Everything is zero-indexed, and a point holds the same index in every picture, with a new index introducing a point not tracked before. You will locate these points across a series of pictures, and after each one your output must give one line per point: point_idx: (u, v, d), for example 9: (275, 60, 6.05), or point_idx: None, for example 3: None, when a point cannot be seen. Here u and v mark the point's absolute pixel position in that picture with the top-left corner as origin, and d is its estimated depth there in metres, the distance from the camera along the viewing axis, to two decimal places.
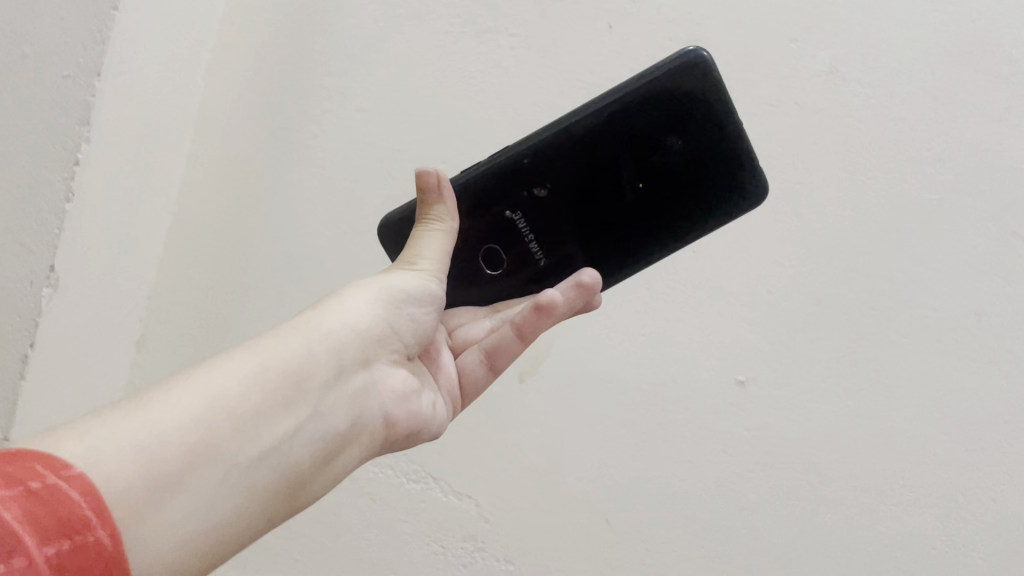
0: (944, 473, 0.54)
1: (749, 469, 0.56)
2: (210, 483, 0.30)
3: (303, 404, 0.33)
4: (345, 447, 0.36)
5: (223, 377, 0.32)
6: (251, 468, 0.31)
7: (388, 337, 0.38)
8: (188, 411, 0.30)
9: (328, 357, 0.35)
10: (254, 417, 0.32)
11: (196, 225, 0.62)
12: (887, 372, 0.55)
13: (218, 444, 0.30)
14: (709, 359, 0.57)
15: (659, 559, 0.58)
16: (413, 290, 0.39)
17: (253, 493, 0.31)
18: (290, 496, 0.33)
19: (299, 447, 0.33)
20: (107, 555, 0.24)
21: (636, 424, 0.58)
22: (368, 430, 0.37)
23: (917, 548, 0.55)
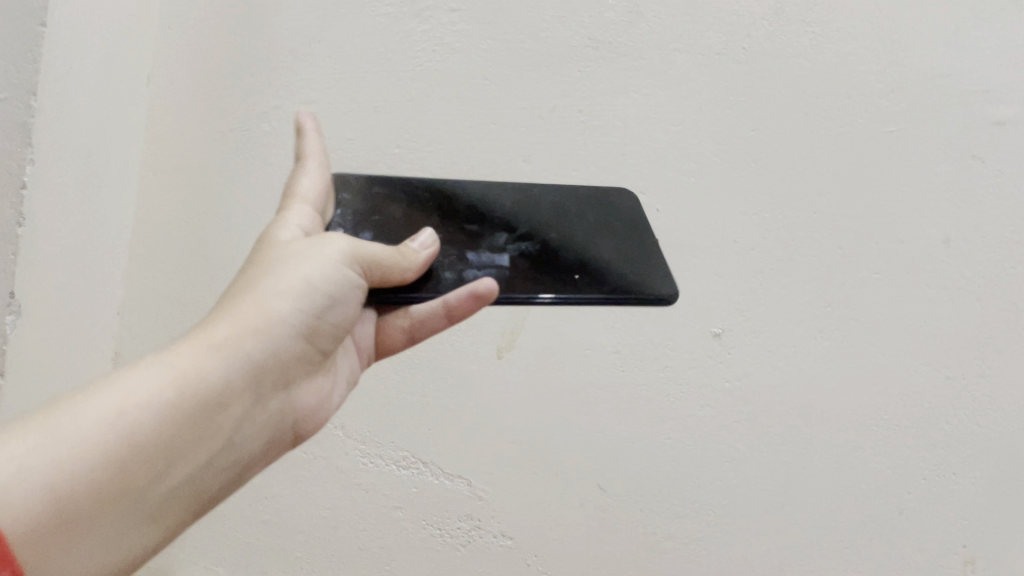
0: (926, 403, 0.54)
1: (734, 419, 0.56)
2: (117, 523, 0.27)
3: (212, 428, 0.30)
4: (247, 468, 0.34)
5: (148, 400, 0.28)
6: (158, 502, 0.29)
7: (311, 346, 0.35)
8: (108, 444, 0.26)
9: (253, 378, 0.32)
10: (174, 454, 0.29)
11: (155, 233, 0.61)
12: (859, 310, 0.55)
13: (125, 478, 0.27)
14: (683, 315, 0.57)
15: (654, 518, 0.58)
16: (331, 289, 0.34)
17: (154, 516, 0.29)
18: (191, 507, 0.31)
19: (213, 474, 0.31)
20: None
21: (617, 387, 0.58)
22: (273, 444, 0.35)
23: (907, 480, 0.55)
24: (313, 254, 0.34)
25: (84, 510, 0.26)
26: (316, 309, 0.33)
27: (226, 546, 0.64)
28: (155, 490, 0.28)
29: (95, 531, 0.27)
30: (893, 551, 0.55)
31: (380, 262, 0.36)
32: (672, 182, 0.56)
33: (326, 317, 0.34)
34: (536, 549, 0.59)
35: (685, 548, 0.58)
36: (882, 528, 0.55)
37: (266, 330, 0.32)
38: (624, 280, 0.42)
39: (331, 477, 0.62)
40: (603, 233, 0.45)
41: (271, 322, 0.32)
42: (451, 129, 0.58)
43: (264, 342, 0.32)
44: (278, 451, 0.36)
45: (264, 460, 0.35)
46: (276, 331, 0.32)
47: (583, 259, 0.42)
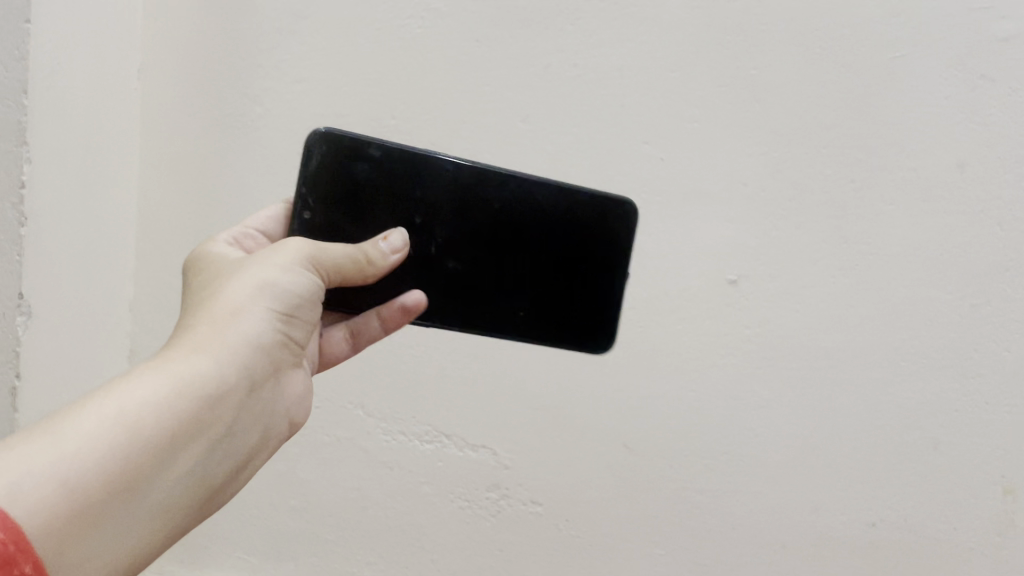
0: (953, 333, 0.53)
1: (757, 365, 0.55)
2: (134, 516, 0.27)
3: (214, 424, 0.30)
4: (245, 465, 0.33)
5: (145, 397, 0.27)
6: (169, 495, 0.28)
7: (293, 341, 0.35)
8: (115, 438, 0.26)
9: (245, 373, 0.31)
10: (179, 447, 0.28)
11: (160, 226, 0.61)
12: (878, 243, 0.53)
13: (139, 476, 0.27)
14: (697, 264, 0.55)
15: (684, 472, 0.57)
16: (303, 285, 0.34)
17: (168, 513, 0.28)
18: (201, 505, 0.31)
19: (218, 468, 0.31)
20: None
21: (636, 343, 0.57)
22: (267, 441, 0.35)
23: (940, 413, 0.54)
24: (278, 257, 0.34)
25: (103, 508, 0.26)
26: (288, 302, 0.33)
27: (260, 534, 0.64)
28: (165, 485, 0.28)
29: (112, 524, 0.26)
30: (933, 487, 0.54)
31: (339, 267, 0.35)
32: (674, 129, 0.55)
33: (302, 311, 0.34)
34: (566, 513, 0.59)
35: (718, 501, 0.57)
36: (917, 464, 0.54)
37: (245, 326, 0.32)
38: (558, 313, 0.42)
39: (354, 458, 0.61)
40: (576, 241, 0.42)
41: (246, 319, 0.32)
42: (447, 96, 0.57)
43: (247, 337, 0.32)
44: (272, 447, 0.36)
45: (261, 457, 0.35)
46: (255, 325, 0.32)
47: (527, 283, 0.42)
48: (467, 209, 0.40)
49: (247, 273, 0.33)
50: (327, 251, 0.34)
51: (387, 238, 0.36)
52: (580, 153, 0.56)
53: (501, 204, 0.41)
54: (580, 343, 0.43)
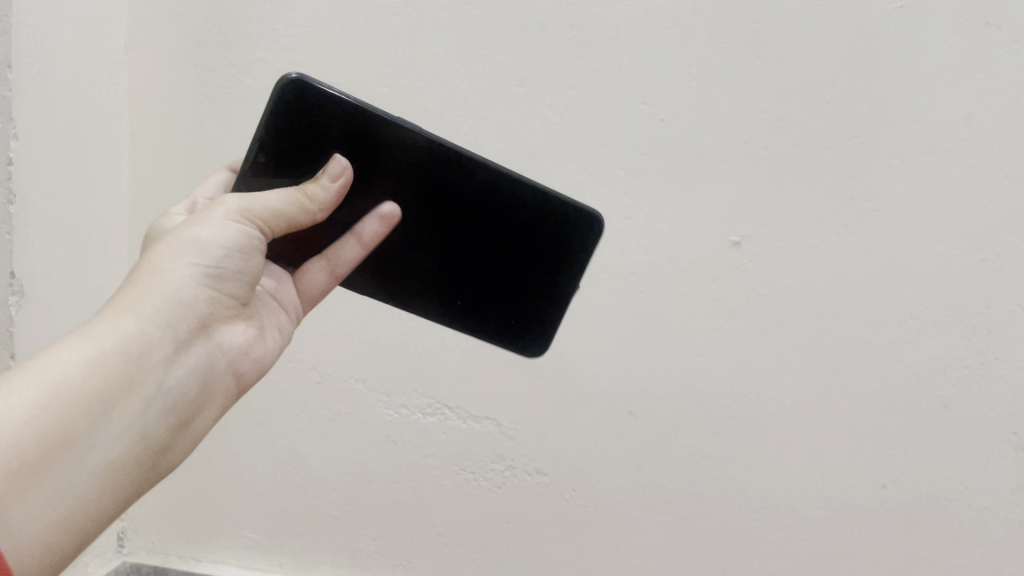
0: (961, 289, 0.52)
1: (763, 328, 0.54)
2: (64, 480, 0.28)
3: (144, 384, 0.31)
4: (190, 420, 0.34)
5: (58, 371, 0.28)
6: (104, 456, 0.29)
7: (226, 296, 0.35)
8: (23, 418, 0.27)
9: (171, 330, 0.32)
10: (103, 409, 0.29)
11: (151, 203, 0.61)
12: (885, 200, 0.52)
13: (64, 441, 0.28)
14: (700, 226, 0.54)
15: (691, 439, 0.56)
16: (234, 242, 0.34)
17: (108, 476, 0.29)
18: (148, 464, 0.32)
19: (159, 427, 0.32)
20: None
21: (638, 309, 0.56)
22: (212, 396, 0.36)
23: (949, 371, 0.53)
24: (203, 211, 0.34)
25: (32, 473, 0.27)
26: (216, 256, 0.33)
27: (265, 512, 0.63)
28: (89, 455, 0.28)
29: (41, 492, 0.27)
30: (944, 446, 0.53)
31: (279, 214, 0.34)
32: (672, 88, 0.54)
33: (233, 263, 0.34)
34: (573, 482, 0.58)
35: (725, 466, 0.56)
36: (927, 423, 0.53)
37: (166, 284, 0.32)
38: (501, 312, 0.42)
39: (356, 432, 0.61)
40: (539, 265, 0.41)
41: (168, 278, 0.32)
42: (440, 61, 0.56)
43: (169, 296, 0.32)
44: (221, 403, 0.37)
45: (210, 413, 0.36)
46: (179, 283, 0.33)
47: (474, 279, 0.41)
48: (444, 201, 0.39)
49: (175, 236, 0.34)
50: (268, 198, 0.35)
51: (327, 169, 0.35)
52: (577, 115, 0.55)
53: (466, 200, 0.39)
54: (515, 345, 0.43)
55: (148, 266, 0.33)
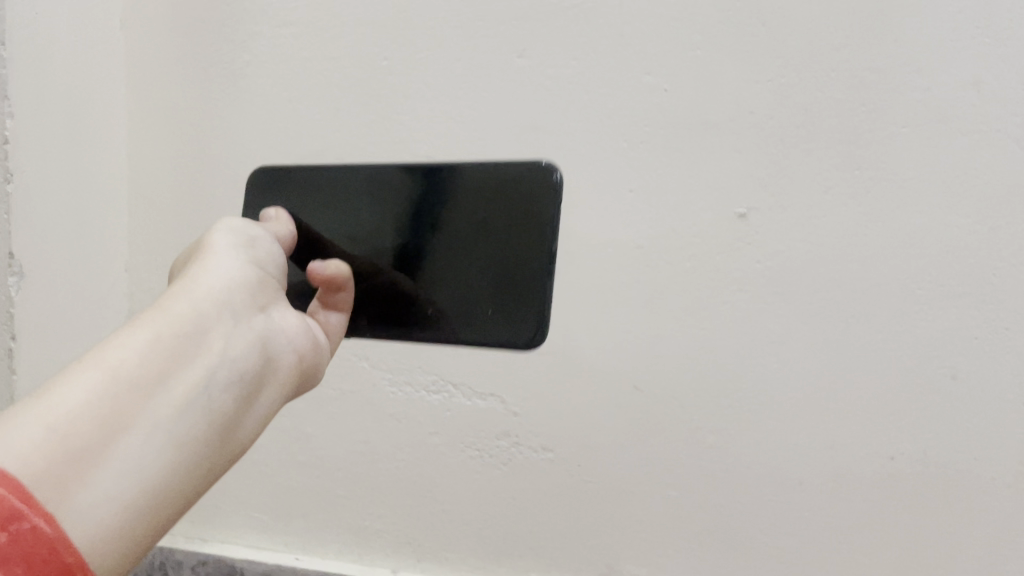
0: (970, 258, 0.51)
1: (770, 301, 0.54)
2: (136, 448, 0.29)
3: (203, 356, 0.32)
4: (259, 393, 0.35)
5: (119, 351, 0.31)
6: (176, 425, 0.31)
7: (270, 280, 0.38)
8: (88, 395, 0.29)
9: (220, 305, 0.34)
10: (163, 380, 0.31)
11: (149, 180, 0.61)
12: (893, 169, 0.51)
13: (130, 409, 0.30)
14: (705, 198, 0.54)
15: (698, 413, 0.56)
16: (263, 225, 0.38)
17: (183, 444, 0.31)
18: (224, 437, 0.33)
19: (229, 399, 0.33)
20: (47, 538, 0.26)
21: (643, 283, 0.55)
22: (279, 373, 0.37)
23: (956, 342, 0.52)
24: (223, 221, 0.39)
25: (103, 441, 0.28)
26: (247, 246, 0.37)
27: (273, 491, 0.64)
28: (158, 423, 0.30)
29: (114, 458, 0.29)
30: (953, 419, 0.52)
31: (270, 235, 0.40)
32: (676, 59, 0.53)
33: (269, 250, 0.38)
34: (578, 458, 0.58)
35: (731, 441, 0.56)
36: (937, 395, 0.53)
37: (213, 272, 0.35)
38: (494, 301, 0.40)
39: (360, 412, 0.62)
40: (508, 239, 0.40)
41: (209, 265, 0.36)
42: (439, 32, 0.55)
43: (213, 278, 0.35)
44: (290, 381, 0.38)
45: (281, 395, 0.37)
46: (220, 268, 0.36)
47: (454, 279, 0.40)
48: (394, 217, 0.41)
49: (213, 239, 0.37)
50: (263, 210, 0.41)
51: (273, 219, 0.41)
52: (579, 87, 0.54)
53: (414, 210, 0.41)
54: (518, 330, 0.39)
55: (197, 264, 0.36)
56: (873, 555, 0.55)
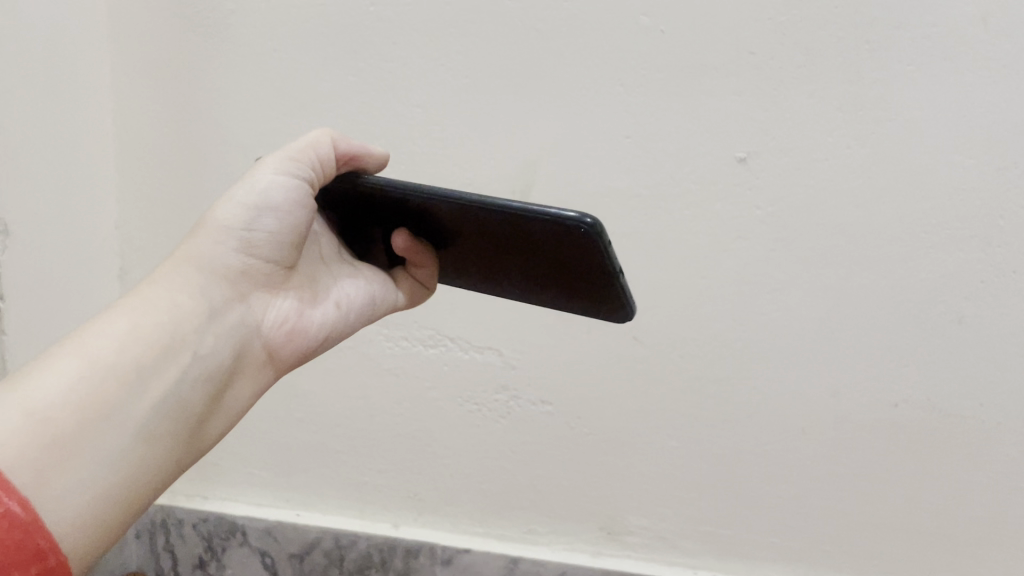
0: (977, 199, 0.49)
1: (771, 248, 0.53)
2: (115, 439, 0.31)
3: (178, 353, 0.35)
4: (240, 378, 0.39)
5: (102, 338, 0.33)
6: (155, 412, 0.33)
7: (258, 267, 0.40)
8: (75, 381, 0.31)
9: (201, 299, 0.37)
10: (140, 375, 0.33)
11: (136, 138, 0.60)
12: (899, 108, 0.49)
13: (114, 397, 0.32)
14: (704, 142, 0.52)
15: (698, 362, 0.56)
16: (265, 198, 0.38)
17: (159, 435, 0.33)
18: (194, 432, 0.35)
19: (196, 397, 0.35)
20: (21, 522, 0.26)
21: (641, 232, 0.54)
22: (248, 368, 0.39)
23: (963, 285, 0.51)
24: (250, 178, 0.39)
25: (90, 428, 0.30)
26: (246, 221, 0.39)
27: (268, 448, 0.63)
28: (134, 415, 0.32)
29: (98, 446, 0.30)
30: (957, 362, 0.52)
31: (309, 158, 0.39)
32: None
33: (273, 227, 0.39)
34: (578, 411, 0.58)
35: (732, 391, 0.56)
36: (941, 339, 0.52)
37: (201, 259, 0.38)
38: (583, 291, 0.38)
39: (358, 366, 0.60)
40: (559, 257, 0.36)
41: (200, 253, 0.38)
42: None
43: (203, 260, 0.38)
44: (261, 376, 0.40)
45: (249, 391, 0.39)
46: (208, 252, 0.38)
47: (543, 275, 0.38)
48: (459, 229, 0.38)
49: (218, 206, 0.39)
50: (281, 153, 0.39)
51: None
52: (572, 30, 0.52)
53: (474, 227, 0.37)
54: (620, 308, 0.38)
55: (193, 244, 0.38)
56: (855, 495, 0.57)
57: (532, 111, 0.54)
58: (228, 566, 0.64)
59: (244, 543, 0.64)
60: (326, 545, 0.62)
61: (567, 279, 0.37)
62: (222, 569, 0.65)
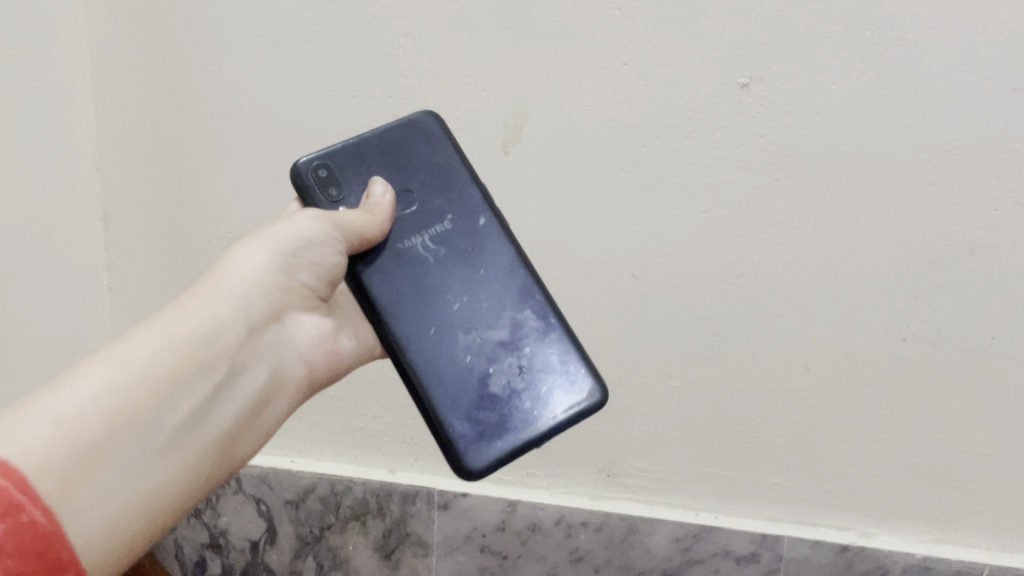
0: (991, 122, 0.47)
1: (774, 178, 0.50)
2: (139, 456, 0.33)
3: (209, 372, 0.36)
4: (274, 396, 0.40)
5: (137, 349, 0.34)
6: (179, 427, 0.34)
7: (293, 288, 0.41)
8: (105, 392, 0.32)
9: (238, 316, 0.38)
10: (169, 393, 0.34)
11: (112, 73, 0.58)
12: (911, 27, 0.46)
13: (142, 413, 0.33)
14: (704, 68, 0.49)
15: (699, 300, 0.54)
16: (307, 237, 0.41)
17: (183, 454, 0.35)
18: (221, 449, 0.37)
19: (222, 417, 0.37)
20: (43, 530, 0.29)
21: (638, 165, 0.52)
22: (281, 386, 0.41)
23: (975, 214, 0.49)
24: (295, 218, 0.41)
25: (114, 446, 0.32)
26: (289, 248, 0.40)
27: None
28: (159, 434, 0.33)
29: (121, 461, 0.32)
30: (968, 294, 0.50)
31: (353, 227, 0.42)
32: None
33: (306, 255, 0.41)
34: None
35: (734, 328, 0.54)
36: (952, 271, 0.50)
37: (237, 275, 0.39)
38: (550, 405, 0.44)
39: None
40: (496, 422, 0.43)
41: (241, 270, 0.39)
42: None
43: (241, 276, 0.39)
44: (292, 391, 0.42)
45: (281, 405, 0.41)
46: (248, 272, 0.39)
47: (518, 381, 0.44)
48: (447, 346, 0.44)
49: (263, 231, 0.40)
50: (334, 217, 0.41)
51: (376, 190, 0.45)
52: None
53: (448, 367, 0.44)
54: (593, 392, 0.45)
55: (235, 259, 0.39)
56: (861, 433, 0.55)
57: (524, 40, 0.51)
58: (222, 513, 0.64)
59: (238, 490, 0.63)
60: (321, 491, 0.62)
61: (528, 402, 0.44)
62: (217, 516, 0.64)
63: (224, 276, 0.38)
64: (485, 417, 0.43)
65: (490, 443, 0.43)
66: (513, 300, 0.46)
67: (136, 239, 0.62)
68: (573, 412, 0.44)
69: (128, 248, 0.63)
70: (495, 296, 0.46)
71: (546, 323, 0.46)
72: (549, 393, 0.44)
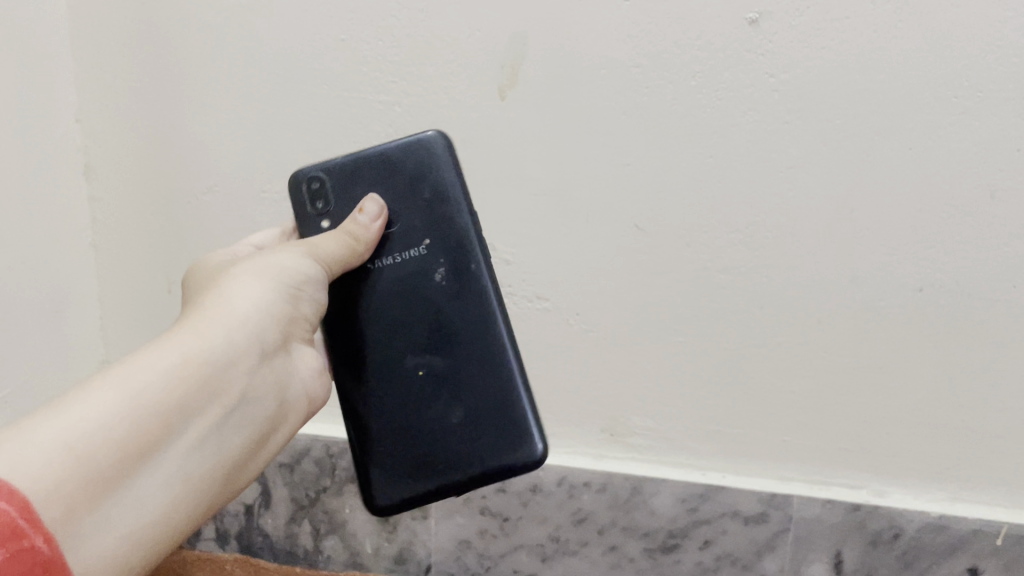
0: (1016, 56, 0.44)
1: (785, 120, 0.48)
2: (145, 487, 0.31)
3: (218, 401, 0.34)
4: (275, 426, 0.39)
5: (148, 371, 0.32)
6: (185, 458, 0.32)
7: (298, 316, 0.40)
8: (116, 416, 0.30)
9: (249, 341, 0.36)
10: (178, 422, 0.32)
11: (95, 20, 0.56)
12: None
13: (152, 441, 0.31)
14: (710, 3, 0.47)
15: (706, 252, 0.52)
16: (302, 270, 0.40)
17: (186, 484, 0.33)
18: (222, 479, 0.35)
19: (228, 446, 0.35)
20: (44, 558, 0.26)
21: (642, 109, 0.49)
22: (284, 415, 0.39)
23: (997, 156, 0.46)
24: (286, 250, 0.41)
25: (122, 473, 0.30)
26: (291, 279, 0.40)
27: None
28: (165, 463, 0.32)
29: (128, 490, 0.30)
30: (989, 243, 0.48)
31: (336, 256, 0.42)
32: None
33: (304, 287, 0.40)
34: (577, 308, 0.55)
35: (743, 281, 0.52)
36: (972, 218, 0.48)
37: (244, 302, 0.37)
38: (483, 456, 0.44)
39: None
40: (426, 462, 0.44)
41: (249, 296, 0.38)
42: None
43: (249, 302, 0.37)
44: (292, 422, 0.40)
45: (280, 434, 0.39)
46: (255, 299, 0.38)
47: (456, 425, 0.44)
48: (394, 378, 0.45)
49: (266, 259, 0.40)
50: (318, 248, 0.42)
51: (367, 210, 0.44)
52: None
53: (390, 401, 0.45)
54: (532, 445, 0.44)
55: (241, 285, 0.38)
56: (876, 390, 0.53)
57: None
58: None
59: None
60: (317, 453, 0.61)
61: (461, 449, 0.44)
62: None
63: (232, 302, 0.37)
64: (415, 453, 0.44)
65: (415, 481, 0.44)
66: (473, 337, 0.45)
67: (121, 196, 0.60)
68: (505, 456, 0.43)
69: (110, 204, 0.61)
70: (455, 333, 0.45)
71: (498, 369, 0.44)
72: (484, 441, 0.44)
